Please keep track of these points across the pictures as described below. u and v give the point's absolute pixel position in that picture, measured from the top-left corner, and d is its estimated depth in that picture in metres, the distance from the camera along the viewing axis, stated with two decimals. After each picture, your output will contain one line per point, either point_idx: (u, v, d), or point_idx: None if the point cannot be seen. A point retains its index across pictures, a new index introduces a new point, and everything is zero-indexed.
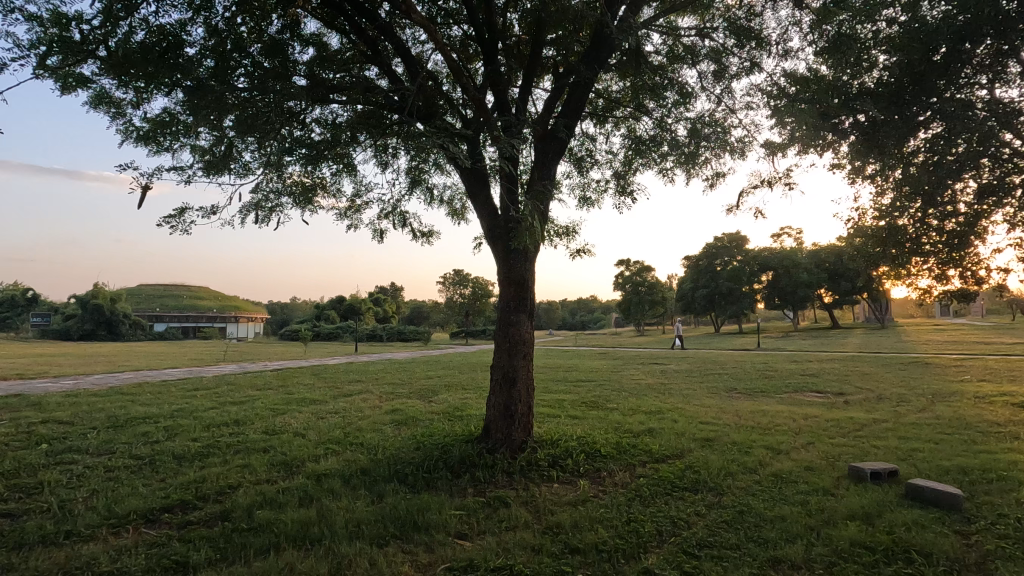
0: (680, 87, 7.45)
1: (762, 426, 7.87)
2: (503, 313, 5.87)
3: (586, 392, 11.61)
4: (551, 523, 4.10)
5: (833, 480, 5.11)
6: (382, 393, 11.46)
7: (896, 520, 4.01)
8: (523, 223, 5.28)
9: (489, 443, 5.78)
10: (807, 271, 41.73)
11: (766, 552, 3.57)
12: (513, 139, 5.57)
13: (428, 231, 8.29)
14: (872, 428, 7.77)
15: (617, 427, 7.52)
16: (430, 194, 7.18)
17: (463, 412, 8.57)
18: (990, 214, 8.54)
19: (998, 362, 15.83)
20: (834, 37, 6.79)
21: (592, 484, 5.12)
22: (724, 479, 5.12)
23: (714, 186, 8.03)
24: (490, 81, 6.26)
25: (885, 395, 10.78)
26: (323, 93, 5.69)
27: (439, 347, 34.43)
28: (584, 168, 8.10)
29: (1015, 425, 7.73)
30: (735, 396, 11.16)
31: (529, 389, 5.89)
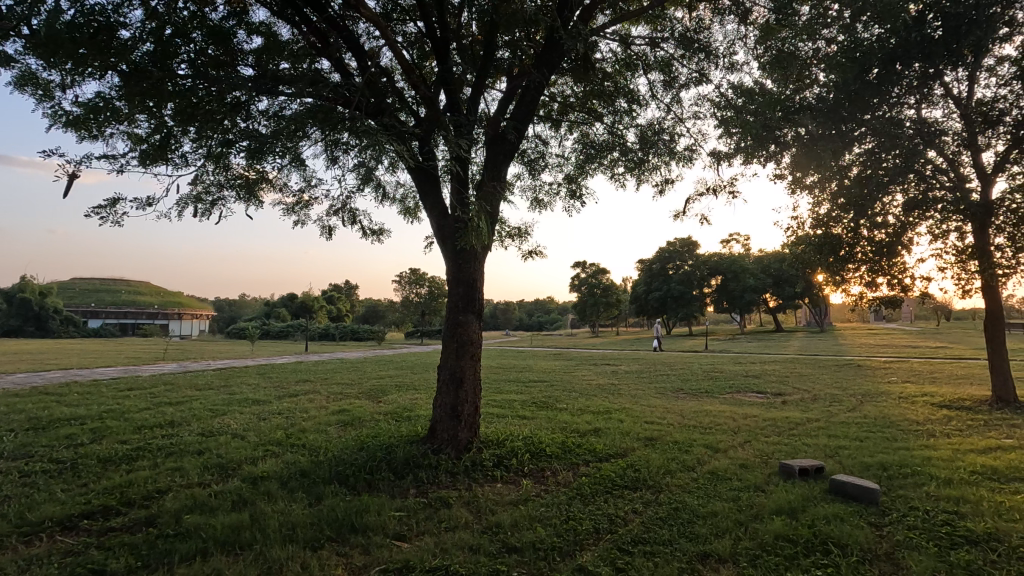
0: (631, 96, 7.64)
1: (703, 426, 8.13)
2: (452, 314, 5.86)
3: (537, 393, 11.69)
4: (491, 523, 4.12)
5: (765, 477, 5.34)
6: (329, 393, 11.22)
7: (817, 514, 4.24)
8: (471, 224, 5.25)
9: (434, 444, 5.77)
10: (753, 277, 43.46)
11: (696, 546, 3.70)
12: (463, 139, 5.55)
13: (379, 229, 8.22)
14: (805, 427, 8.16)
15: (564, 428, 7.61)
16: (381, 192, 7.09)
17: (412, 413, 8.49)
18: (916, 227, 9.12)
19: (920, 364, 16.99)
20: (775, 55, 7.00)
21: (535, 483, 5.16)
22: (663, 478, 5.27)
23: (663, 193, 8.30)
24: (443, 81, 6.24)
25: (819, 396, 11.33)
26: (270, 85, 5.53)
27: (394, 347, 33.95)
28: (536, 170, 8.17)
29: (932, 424, 8.28)
30: (681, 396, 11.49)
31: (476, 390, 5.90)
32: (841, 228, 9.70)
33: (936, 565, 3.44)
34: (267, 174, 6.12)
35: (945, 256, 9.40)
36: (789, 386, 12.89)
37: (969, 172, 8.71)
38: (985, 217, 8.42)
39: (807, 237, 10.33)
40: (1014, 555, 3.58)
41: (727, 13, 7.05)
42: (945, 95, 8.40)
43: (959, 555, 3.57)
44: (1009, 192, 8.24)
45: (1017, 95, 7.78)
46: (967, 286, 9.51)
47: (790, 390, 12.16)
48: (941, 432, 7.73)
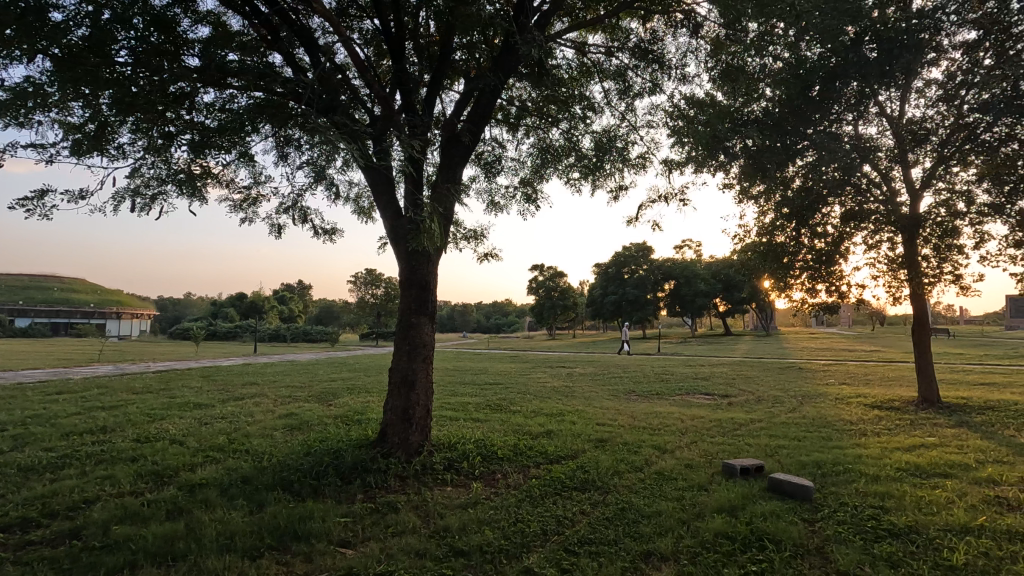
0: (587, 102, 7.78)
1: (653, 427, 8.33)
2: (404, 315, 5.80)
3: (492, 395, 11.71)
4: (439, 526, 4.10)
5: (708, 476, 5.52)
6: (277, 396, 10.88)
7: (755, 511, 4.41)
8: (423, 226, 5.19)
9: (385, 447, 5.70)
10: (704, 282, 44.82)
11: (640, 545, 3.79)
12: (416, 140, 5.49)
13: (332, 227, 8.07)
14: (748, 428, 8.47)
15: (518, 430, 7.65)
16: (334, 191, 6.95)
17: (363, 416, 8.35)
18: (851, 237, 9.64)
19: (856, 367, 17.97)
20: (725, 69, 7.42)
21: (485, 486, 5.17)
22: (611, 478, 5.38)
23: (617, 198, 8.47)
24: (398, 81, 6.19)
25: (762, 397, 11.82)
26: (219, 78, 5.33)
27: (349, 349, 33.31)
28: (493, 173, 8.19)
29: (865, 423, 8.75)
30: (632, 398, 11.75)
31: (428, 393, 5.85)
32: (785, 236, 10.15)
33: (860, 557, 3.64)
34: (213, 168, 5.90)
35: (878, 265, 9.97)
36: (736, 388, 13.34)
37: (899, 187, 9.28)
38: (913, 228, 9.01)
39: (753, 245, 10.77)
40: (931, 545, 3.83)
41: (679, 27, 7.27)
42: (879, 114, 8.91)
43: (883, 547, 3.78)
44: (935, 207, 8.84)
45: (942, 116, 8.35)
46: (897, 293, 10.12)
47: (736, 392, 12.61)
48: (871, 431, 8.20)
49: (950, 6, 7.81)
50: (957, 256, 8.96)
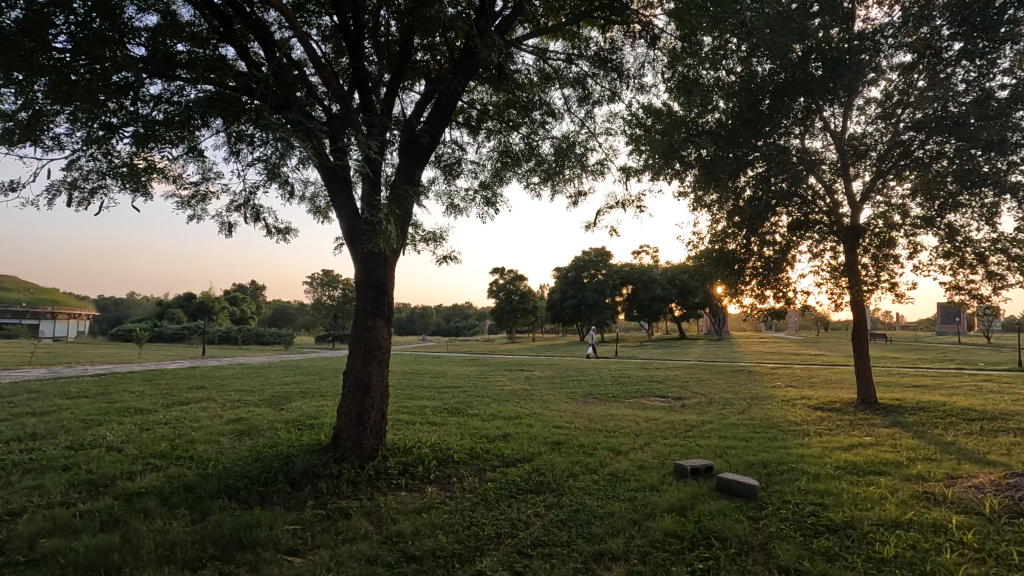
0: (547, 107, 7.86)
1: (608, 430, 8.47)
2: (360, 318, 5.70)
3: (450, 398, 11.64)
4: (392, 532, 4.05)
5: (660, 477, 5.66)
6: (226, 401, 10.50)
7: (703, 510, 4.53)
8: (379, 227, 5.10)
9: (338, 452, 5.59)
10: (661, 287, 45.92)
11: (592, 546, 3.85)
12: (374, 140, 5.41)
13: (286, 227, 7.87)
14: (700, 429, 8.72)
15: (474, 433, 7.63)
16: (288, 189, 6.78)
17: (317, 420, 8.16)
18: (797, 246, 10.03)
19: (801, 370, 18.77)
20: (681, 80, 7.58)
21: (440, 490, 5.13)
22: (566, 480, 5.43)
23: (575, 204, 8.58)
24: (357, 79, 6.09)
25: (714, 399, 12.19)
26: (167, 69, 5.12)
27: (303, 352, 32.45)
28: (452, 176, 8.17)
29: (808, 424, 9.16)
30: (589, 401, 11.91)
31: (383, 396, 5.77)
32: (736, 243, 10.51)
33: (800, 552, 3.79)
34: (159, 162, 5.66)
35: (821, 273, 10.45)
36: (689, 390, 13.71)
37: (841, 199, 9.76)
38: (854, 238, 9.48)
39: (706, 251, 11.11)
40: (864, 539, 4.04)
41: (637, 37, 7.45)
42: (824, 129, 9.36)
43: (821, 542, 3.96)
44: (873, 218, 9.35)
45: (880, 133, 8.83)
46: (839, 300, 10.63)
47: (689, 395, 12.96)
48: (813, 431, 8.58)
49: (887, 29, 8.31)
50: (892, 265, 9.45)
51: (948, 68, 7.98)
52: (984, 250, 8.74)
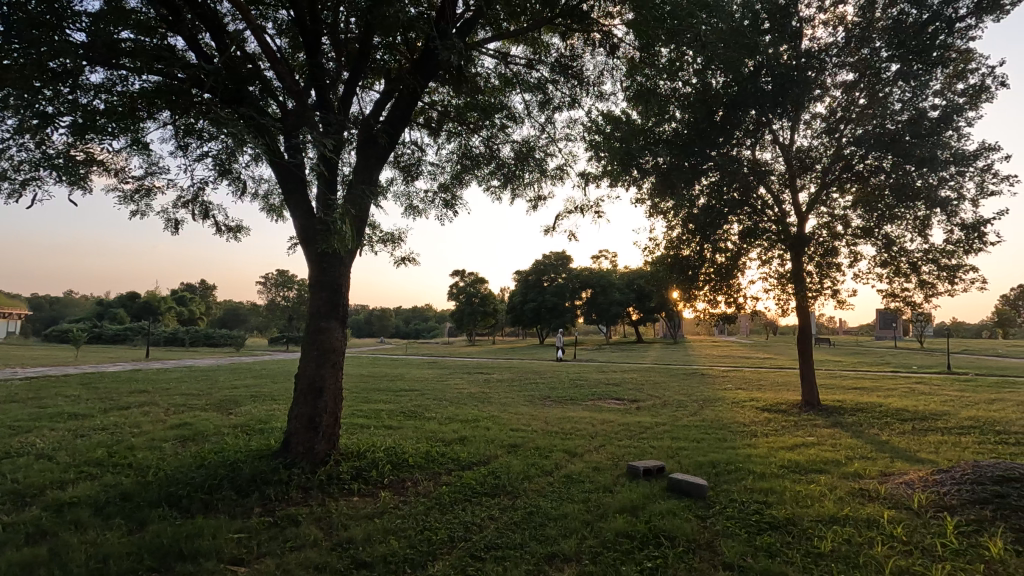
0: (508, 112, 7.90)
1: (564, 432, 8.56)
2: (313, 320, 5.57)
3: (408, 401, 11.51)
4: (343, 538, 3.97)
5: (613, 478, 5.76)
6: (170, 405, 10.07)
7: (654, 510, 4.63)
8: (334, 227, 5.01)
9: (288, 457, 5.45)
10: (619, 291, 46.72)
11: (544, 548, 3.88)
12: (330, 139, 5.31)
13: (237, 225, 7.63)
14: (653, 431, 8.91)
15: (431, 437, 7.58)
16: (240, 186, 6.58)
17: (268, 425, 7.92)
18: (747, 254, 10.38)
19: (751, 373, 19.44)
20: (639, 89, 7.75)
21: (394, 494, 5.06)
22: (521, 483, 5.45)
23: (535, 208, 8.64)
24: (313, 76, 5.97)
25: (668, 401, 12.49)
26: (109, 57, 4.89)
27: (255, 354, 31.44)
28: (411, 177, 8.11)
29: (756, 425, 9.50)
30: (547, 404, 12.01)
31: (337, 400, 5.66)
32: (690, 250, 10.82)
33: (743, 548, 3.93)
34: (99, 155, 5.40)
35: (769, 279, 10.87)
36: (645, 393, 14.02)
37: (788, 209, 10.17)
38: (800, 247, 9.90)
39: (661, 257, 11.39)
40: (804, 535, 4.21)
41: (597, 46, 7.58)
42: (773, 142, 9.75)
43: (764, 539, 4.11)
44: (818, 228, 9.82)
45: (825, 147, 9.22)
46: (786, 305, 11.08)
47: (644, 397, 13.25)
48: (760, 432, 8.91)
49: (832, 48, 8.77)
50: (835, 273, 9.91)
51: (886, 88, 8.51)
52: (916, 260, 9.30)
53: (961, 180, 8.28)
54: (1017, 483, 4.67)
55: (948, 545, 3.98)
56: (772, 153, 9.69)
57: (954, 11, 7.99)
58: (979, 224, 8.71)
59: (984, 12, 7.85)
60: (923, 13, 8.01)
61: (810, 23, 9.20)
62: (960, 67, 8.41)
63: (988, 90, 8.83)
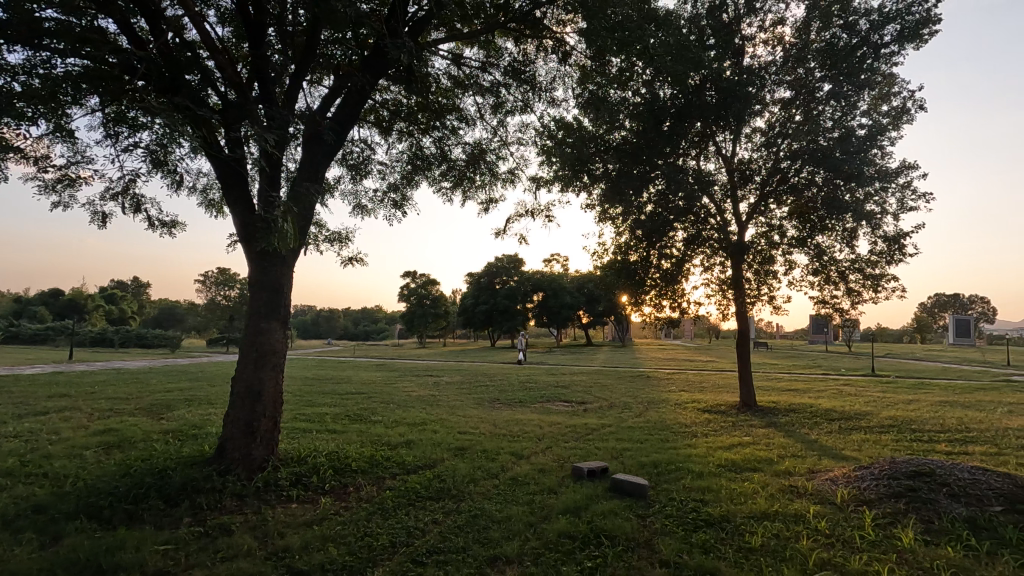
0: (460, 114, 7.87)
1: (512, 434, 8.59)
2: (252, 321, 5.37)
3: (353, 405, 11.25)
4: (278, 547, 3.84)
5: (558, 479, 5.83)
6: (95, 410, 9.45)
7: (596, 511, 4.72)
8: (276, 225, 4.85)
9: (222, 464, 5.22)
10: (570, 295, 47.34)
11: (486, 551, 3.88)
12: (273, 134, 5.13)
13: (172, 221, 7.27)
14: (599, 432, 9.08)
15: (376, 441, 7.43)
16: (176, 178, 6.27)
17: (202, 430, 7.56)
18: (691, 260, 10.78)
19: (694, 376, 20.11)
20: (590, 97, 7.89)
21: (335, 501, 4.93)
22: (466, 486, 5.43)
23: (486, 211, 8.66)
24: (257, 67, 5.76)
25: (614, 403, 12.77)
26: (30, 37, 4.57)
27: (191, 356, 29.94)
28: (360, 175, 7.96)
29: (696, 426, 9.85)
30: (496, 406, 12.00)
31: (276, 404, 5.47)
32: (637, 255, 11.10)
33: (680, 546, 4.06)
34: (16, 140, 5.03)
35: (711, 285, 11.29)
36: (592, 395, 14.25)
37: (730, 218, 10.61)
38: (739, 254, 10.36)
39: (609, 262, 11.62)
40: (737, 531, 4.39)
41: (550, 52, 7.68)
42: (717, 153, 10.15)
43: (700, 536, 4.25)
44: (756, 238, 10.28)
45: (764, 159, 9.67)
46: (726, 310, 11.53)
47: (592, 399, 13.48)
48: (701, 432, 9.22)
49: (771, 67, 9.23)
50: (771, 280, 10.41)
51: (820, 107, 9.02)
52: (844, 269, 9.89)
53: (884, 195, 8.87)
54: (928, 477, 5.03)
55: (866, 537, 4.24)
56: (715, 163, 10.08)
57: (880, 37, 8.60)
58: (899, 237, 9.36)
59: (906, 40, 8.44)
60: (852, 38, 8.66)
61: (752, 42, 9.66)
62: (885, 90, 9.02)
63: (909, 112, 9.51)
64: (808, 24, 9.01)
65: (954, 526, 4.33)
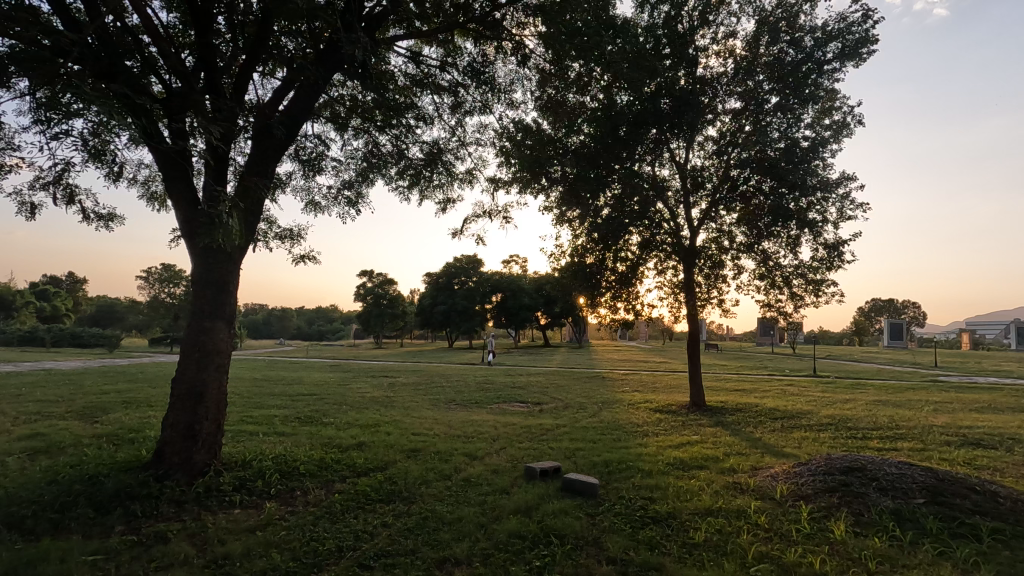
0: (418, 112, 7.80)
1: (467, 435, 8.56)
2: (195, 319, 5.15)
3: (304, 406, 10.96)
4: (218, 554, 3.70)
5: (511, 480, 5.85)
6: (21, 414, 8.88)
7: (546, 510, 4.76)
8: (220, 221, 4.68)
9: (161, 469, 4.99)
10: (528, 296, 47.57)
11: (436, 553, 3.85)
12: (220, 126, 4.94)
13: (109, 214, 6.89)
14: (553, 433, 9.17)
15: (326, 443, 7.26)
16: (113, 169, 5.95)
17: (139, 434, 7.21)
18: (645, 263, 11.03)
19: (647, 377, 20.55)
20: (549, 100, 7.96)
21: (281, 505, 4.78)
22: (418, 488, 5.38)
23: (443, 211, 8.63)
24: (204, 57, 5.54)
25: (569, 404, 12.93)
26: None
27: (132, 356, 28.49)
28: (313, 171, 7.77)
29: (647, 425, 10.08)
30: (452, 407, 11.93)
31: (220, 406, 5.26)
32: (593, 257, 11.27)
33: (627, 543, 4.14)
34: None
35: (664, 288, 11.57)
36: (548, 395, 14.37)
37: (682, 223, 10.90)
38: (690, 259, 10.69)
39: (565, 264, 11.75)
40: (682, 528, 4.52)
41: (509, 54, 7.71)
42: (671, 159, 10.42)
43: (646, 533, 4.35)
44: (707, 243, 10.62)
45: (715, 167, 10.01)
46: (678, 312, 11.86)
47: (547, 400, 13.60)
48: (651, 431, 9.44)
49: (723, 78, 9.56)
50: (720, 284, 10.77)
51: (767, 118, 9.41)
52: (788, 274, 10.32)
53: (825, 204, 9.32)
54: (859, 472, 5.33)
55: (802, 530, 4.45)
56: (669, 168, 10.34)
57: (823, 54, 9.06)
58: (838, 244, 9.85)
59: (847, 57, 8.88)
60: (797, 55, 9.14)
61: (705, 53, 9.98)
62: (826, 105, 9.48)
63: (848, 127, 10.03)
64: (757, 39, 9.39)
65: (882, 518, 4.59)
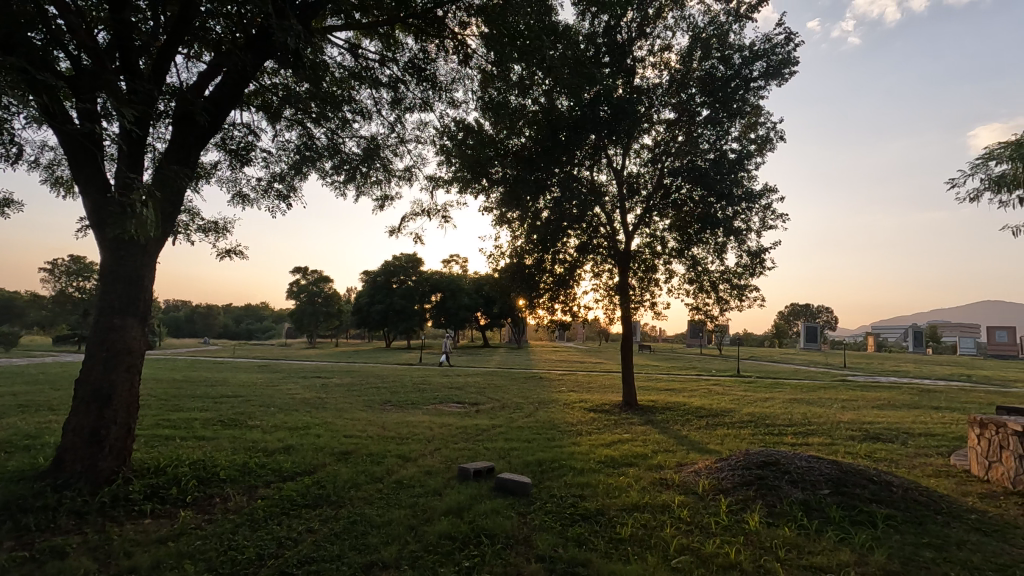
0: (356, 106, 7.61)
1: (401, 437, 8.40)
2: (103, 316, 4.78)
3: (228, 409, 10.39)
4: (122, 569, 3.46)
5: (444, 481, 5.80)
6: None
7: (478, 510, 4.76)
8: (133, 212, 4.37)
9: (60, 478, 4.61)
10: (468, 296, 47.38)
11: (363, 558, 3.77)
12: (136, 109, 4.62)
13: (6, 198, 6.28)
14: (489, 433, 9.17)
15: (250, 447, 6.93)
16: (11, 149, 5.43)
17: (36, 440, 6.60)
18: (582, 266, 11.25)
19: (584, 377, 20.96)
20: (492, 101, 7.96)
21: (197, 513, 4.53)
22: (347, 492, 5.24)
23: (381, 208, 8.46)
24: (120, 34, 5.16)
25: (506, 404, 12.99)
26: None
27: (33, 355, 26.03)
28: (241, 162, 7.41)
29: (581, 425, 10.29)
30: (386, 409, 11.68)
31: (130, 409, 4.91)
32: (531, 259, 11.38)
33: (556, 540, 4.21)
34: None
35: (600, 290, 11.84)
36: (485, 396, 14.36)
37: (618, 228, 11.19)
38: (625, 262, 11.01)
39: (504, 264, 11.80)
40: (610, 523, 4.65)
41: (451, 53, 7.66)
42: (608, 165, 10.69)
43: (575, 530, 4.45)
44: (641, 247, 11.00)
45: (649, 174, 10.37)
46: (613, 314, 12.17)
47: (484, 400, 13.58)
48: (585, 430, 9.65)
49: (658, 89, 9.95)
50: (653, 287, 11.15)
51: (698, 130, 9.85)
52: (715, 278, 10.85)
53: (749, 213, 9.86)
54: (774, 466, 5.67)
55: (720, 522, 4.68)
56: (606, 174, 10.61)
57: (749, 72, 9.59)
58: (760, 252, 10.46)
59: (771, 76, 9.45)
60: (726, 71, 9.60)
61: (642, 63, 10.32)
62: (752, 120, 10.04)
63: (771, 142, 10.66)
64: (690, 53, 9.80)
65: (792, 509, 4.90)
